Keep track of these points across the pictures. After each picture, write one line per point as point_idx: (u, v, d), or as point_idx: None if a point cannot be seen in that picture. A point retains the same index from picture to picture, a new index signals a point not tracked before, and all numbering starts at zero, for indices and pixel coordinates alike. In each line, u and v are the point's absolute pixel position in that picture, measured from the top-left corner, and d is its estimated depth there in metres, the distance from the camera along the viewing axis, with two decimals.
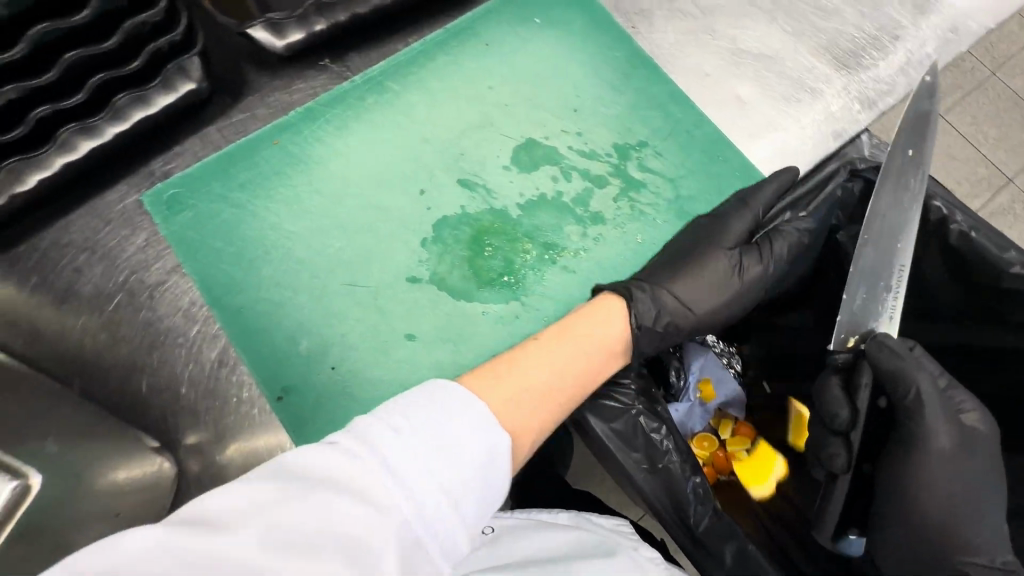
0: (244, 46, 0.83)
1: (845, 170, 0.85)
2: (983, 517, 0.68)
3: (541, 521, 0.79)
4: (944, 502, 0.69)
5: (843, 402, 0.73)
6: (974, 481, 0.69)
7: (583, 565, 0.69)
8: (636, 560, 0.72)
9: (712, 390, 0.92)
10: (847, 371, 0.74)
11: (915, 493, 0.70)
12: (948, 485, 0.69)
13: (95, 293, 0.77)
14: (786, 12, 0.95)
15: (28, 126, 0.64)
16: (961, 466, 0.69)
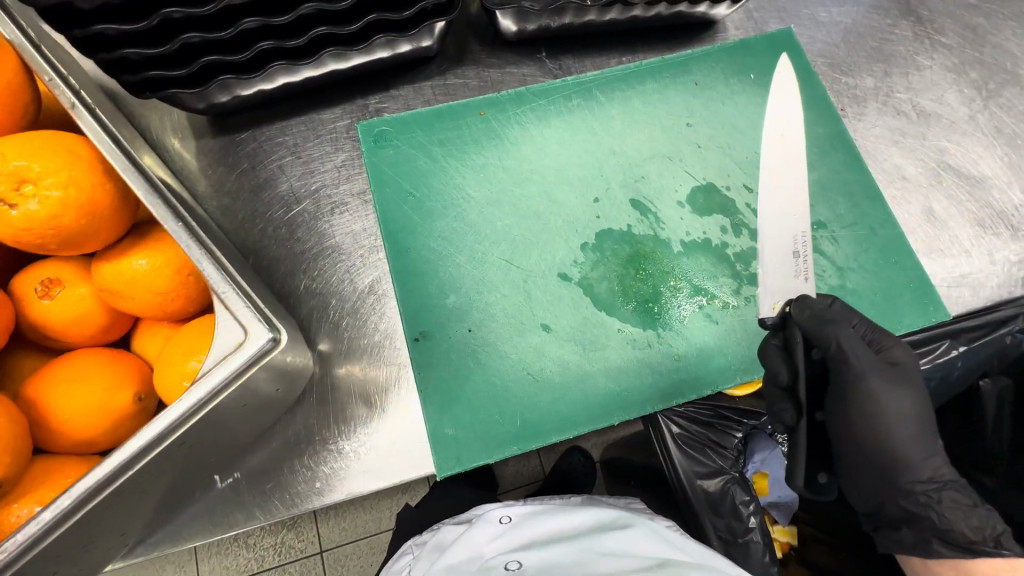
0: (478, 23, 0.93)
1: (1022, 322, 0.82)
2: (929, 445, 0.75)
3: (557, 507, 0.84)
4: (889, 436, 0.73)
5: (784, 361, 0.68)
6: (913, 416, 0.74)
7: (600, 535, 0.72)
8: (654, 529, 0.74)
9: (764, 485, 0.97)
10: (775, 332, 0.70)
11: (856, 428, 0.73)
12: (895, 423, 0.73)
13: (289, 192, 0.86)
14: (1009, 142, 0.91)
15: (308, 40, 0.73)
16: (888, 393, 0.72)
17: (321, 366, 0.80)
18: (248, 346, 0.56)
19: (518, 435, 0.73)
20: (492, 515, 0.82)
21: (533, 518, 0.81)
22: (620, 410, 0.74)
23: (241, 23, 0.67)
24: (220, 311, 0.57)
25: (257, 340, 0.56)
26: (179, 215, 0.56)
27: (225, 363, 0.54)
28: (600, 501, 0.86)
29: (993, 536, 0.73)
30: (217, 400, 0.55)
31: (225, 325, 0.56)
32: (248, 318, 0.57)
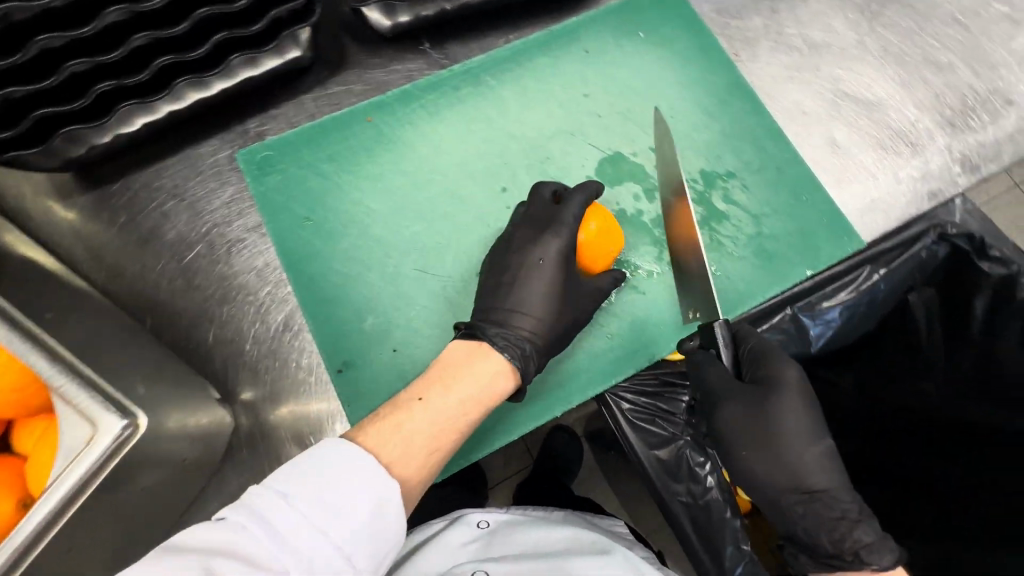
0: (348, 20, 0.85)
1: (934, 234, 0.84)
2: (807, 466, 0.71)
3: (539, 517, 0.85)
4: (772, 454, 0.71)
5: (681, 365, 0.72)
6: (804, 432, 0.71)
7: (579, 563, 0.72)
8: (630, 559, 0.74)
9: None
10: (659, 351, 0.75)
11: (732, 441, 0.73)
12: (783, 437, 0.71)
13: (178, 239, 0.79)
14: (896, 61, 0.90)
15: (150, 72, 0.66)
16: (763, 412, 0.71)
17: (249, 417, 0.75)
18: (101, 439, 0.51)
19: (464, 447, 0.73)
20: (471, 518, 0.83)
21: (512, 527, 0.82)
22: (562, 401, 0.75)
23: (66, 66, 0.60)
24: (61, 407, 0.52)
25: (111, 430, 0.52)
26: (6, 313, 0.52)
27: (76, 463, 0.50)
28: (579, 516, 0.87)
29: (852, 550, 0.69)
30: (81, 500, 0.50)
31: (68, 421, 0.51)
32: (95, 408, 0.52)
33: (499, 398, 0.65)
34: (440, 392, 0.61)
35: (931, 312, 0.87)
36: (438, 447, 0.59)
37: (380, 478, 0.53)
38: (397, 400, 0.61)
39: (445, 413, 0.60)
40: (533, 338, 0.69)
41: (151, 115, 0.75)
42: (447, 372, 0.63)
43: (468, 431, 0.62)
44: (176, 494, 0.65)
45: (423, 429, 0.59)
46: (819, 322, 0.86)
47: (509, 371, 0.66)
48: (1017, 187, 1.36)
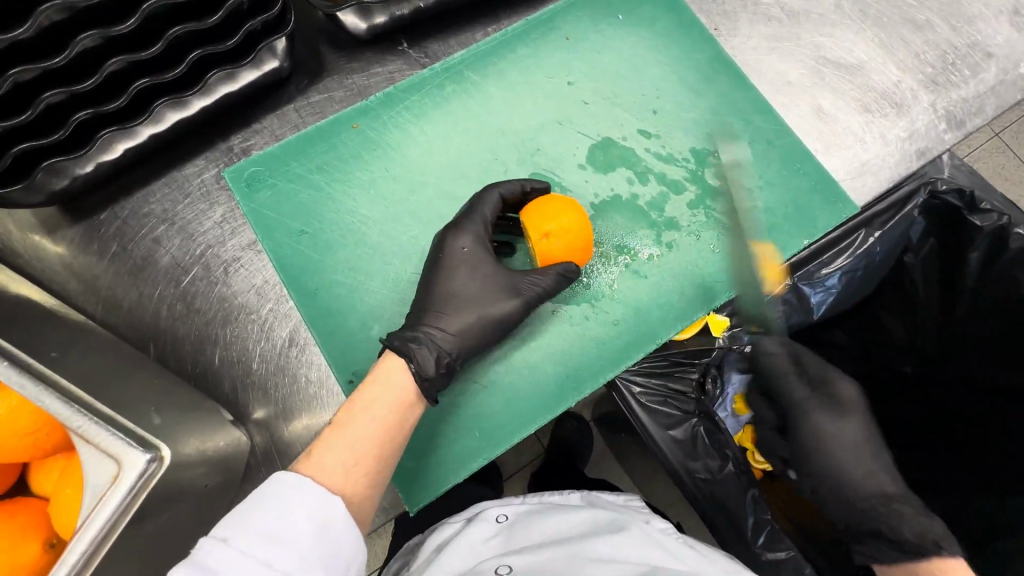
0: (322, 28, 0.83)
1: (925, 193, 0.83)
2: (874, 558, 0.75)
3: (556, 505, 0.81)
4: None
5: None
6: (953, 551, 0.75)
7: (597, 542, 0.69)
8: (646, 531, 0.72)
9: None
10: None
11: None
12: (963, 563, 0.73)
13: (172, 263, 0.78)
14: (875, 23, 0.89)
15: (128, 97, 0.65)
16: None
17: (263, 434, 0.75)
18: (125, 477, 0.51)
19: (479, 446, 0.74)
20: (489, 513, 0.80)
21: (531, 516, 0.78)
22: (573, 391, 0.75)
23: (42, 98, 0.59)
24: (80, 446, 0.51)
25: (135, 466, 0.51)
26: (20, 363, 0.52)
27: (103, 503, 0.49)
28: (600, 499, 0.83)
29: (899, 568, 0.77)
30: (115, 535, 0.50)
31: (92, 460, 0.51)
32: (116, 444, 0.51)
33: (414, 404, 0.64)
34: (349, 417, 0.60)
35: (929, 266, 0.87)
36: (364, 468, 0.58)
37: (310, 507, 0.53)
38: (312, 437, 0.59)
39: (360, 435, 0.59)
40: (445, 337, 0.69)
41: (133, 140, 0.74)
42: (353, 396, 0.62)
43: (392, 447, 0.61)
44: (201, 522, 0.65)
45: (343, 451, 0.58)
46: (819, 289, 0.86)
47: (406, 373, 0.65)
48: (997, 137, 1.38)
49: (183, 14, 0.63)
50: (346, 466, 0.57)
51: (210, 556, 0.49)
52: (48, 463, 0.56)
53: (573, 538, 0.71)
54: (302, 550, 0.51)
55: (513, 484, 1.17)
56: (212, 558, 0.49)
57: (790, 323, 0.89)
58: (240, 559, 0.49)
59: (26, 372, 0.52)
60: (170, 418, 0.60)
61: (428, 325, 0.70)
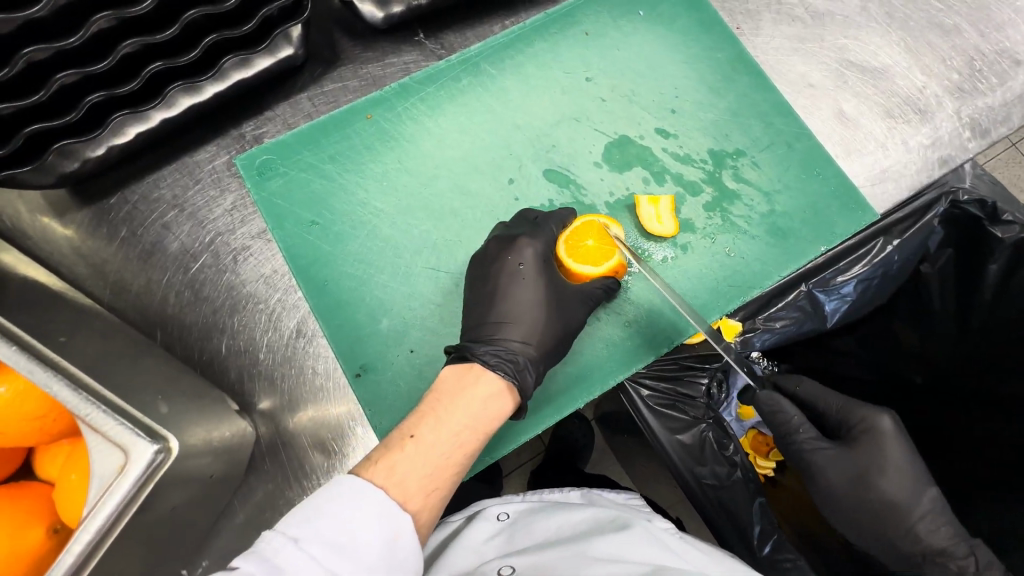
0: (339, 15, 0.81)
1: (946, 203, 0.81)
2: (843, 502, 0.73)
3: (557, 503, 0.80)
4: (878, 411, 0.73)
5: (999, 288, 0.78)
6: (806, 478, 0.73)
7: (600, 539, 0.67)
8: (651, 530, 0.70)
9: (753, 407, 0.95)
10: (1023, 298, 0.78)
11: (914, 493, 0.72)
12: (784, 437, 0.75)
13: (181, 250, 0.77)
14: (901, 27, 0.87)
15: (142, 81, 0.64)
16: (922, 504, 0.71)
17: (268, 425, 0.75)
18: (132, 468, 0.50)
19: (484, 445, 0.73)
20: (490, 512, 0.79)
21: (532, 514, 0.78)
22: (583, 392, 0.75)
23: (56, 79, 0.59)
24: (90, 435, 0.50)
25: (143, 457, 0.51)
26: (29, 348, 0.51)
27: (110, 493, 0.49)
28: (601, 497, 0.82)
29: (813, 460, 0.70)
30: (120, 527, 0.50)
31: (98, 448, 0.50)
32: (123, 434, 0.51)
33: (496, 423, 0.63)
34: (433, 427, 0.59)
35: (946, 277, 0.85)
36: (438, 484, 0.57)
37: (383, 519, 0.51)
38: (389, 440, 0.58)
39: (443, 449, 0.58)
40: (527, 349, 0.69)
41: (145, 125, 0.72)
42: (440, 404, 0.61)
43: (465, 464, 0.60)
44: (204, 511, 0.65)
45: (422, 466, 0.56)
46: (833, 296, 0.85)
47: (503, 392, 0.64)
48: (1016, 147, 1.35)
49: None
50: (422, 479, 0.56)
51: (277, 555, 0.47)
52: (53, 448, 0.56)
53: (575, 537, 0.70)
54: (369, 564, 0.49)
55: (515, 480, 1.16)
56: (279, 558, 0.47)
57: (801, 331, 0.87)
58: (304, 565, 0.47)
59: (30, 354, 0.51)
60: (181, 407, 0.59)
61: (508, 340, 0.69)
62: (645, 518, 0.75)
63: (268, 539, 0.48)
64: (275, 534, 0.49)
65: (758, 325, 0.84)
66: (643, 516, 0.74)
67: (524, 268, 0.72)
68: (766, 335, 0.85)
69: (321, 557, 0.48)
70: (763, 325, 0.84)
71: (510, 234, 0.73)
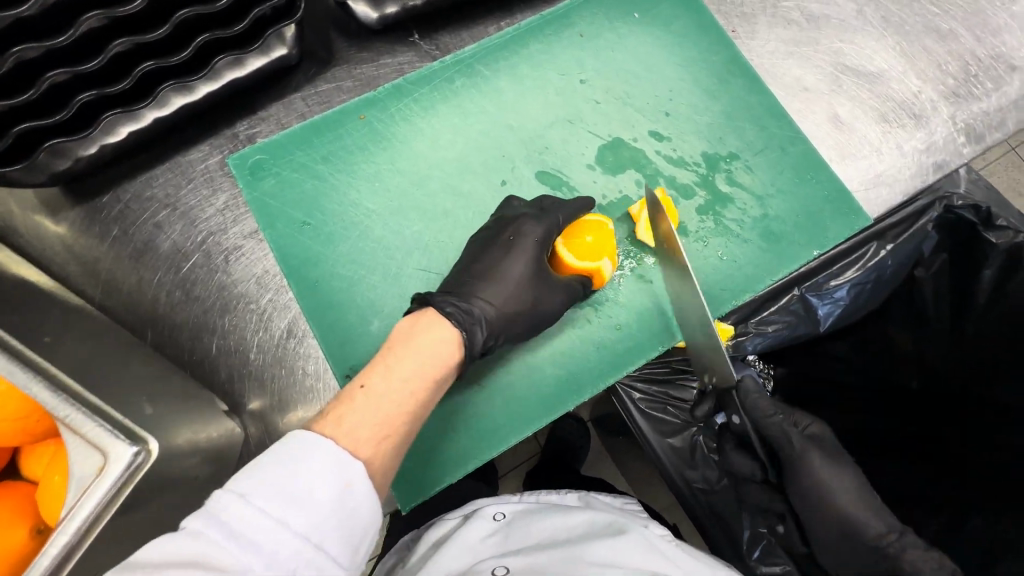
0: (333, 15, 0.81)
1: (939, 209, 0.81)
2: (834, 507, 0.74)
3: (554, 506, 0.79)
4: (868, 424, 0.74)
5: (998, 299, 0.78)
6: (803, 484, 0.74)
7: (595, 544, 0.67)
8: (647, 537, 0.69)
9: None
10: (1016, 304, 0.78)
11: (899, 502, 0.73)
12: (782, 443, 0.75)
13: (173, 249, 0.77)
14: (897, 31, 0.87)
15: (133, 80, 0.64)
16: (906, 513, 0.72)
17: (258, 426, 0.74)
18: (110, 469, 0.50)
19: (475, 447, 0.73)
20: (486, 511, 0.78)
21: (528, 515, 0.77)
22: (570, 394, 0.75)
23: (47, 77, 0.59)
24: (68, 436, 0.51)
25: (121, 458, 0.51)
26: (13, 350, 0.52)
27: (86, 496, 0.49)
28: (597, 500, 0.82)
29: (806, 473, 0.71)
30: (98, 530, 0.49)
31: (77, 450, 0.50)
32: (102, 436, 0.51)
33: (446, 369, 0.62)
34: (382, 376, 0.58)
35: (940, 282, 0.85)
36: (387, 430, 0.56)
37: (333, 465, 0.49)
38: (339, 393, 0.58)
39: (392, 396, 0.57)
40: (488, 307, 0.69)
41: (137, 124, 0.72)
42: (388, 354, 0.61)
43: (417, 413, 0.59)
44: (192, 511, 0.65)
45: (370, 411, 0.55)
46: (827, 301, 0.84)
47: (452, 338, 0.64)
48: (1014, 152, 1.35)
49: None
50: (373, 426, 0.55)
51: (227, 511, 0.45)
52: (38, 449, 0.55)
53: (569, 541, 0.69)
54: (322, 513, 0.47)
55: (509, 482, 1.16)
56: (228, 513, 0.45)
57: (795, 335, 0.87)
58: (254, 518, 0.45)
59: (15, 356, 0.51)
60: (168, 409, 0.59)
61: (471, 296, 0.69)
62: (642, 522, 0.74)
63: (216, 497, 0.46)
64: (224, 493, 0.46)
65: (751, 329, 0.84)
66: (639, 522, 0.73)
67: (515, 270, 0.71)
68: (759, 338, 0.85)
69: (272, 511, 0.46)
70: (755, 330, 0.85)
71: (508, 215, 0.74)
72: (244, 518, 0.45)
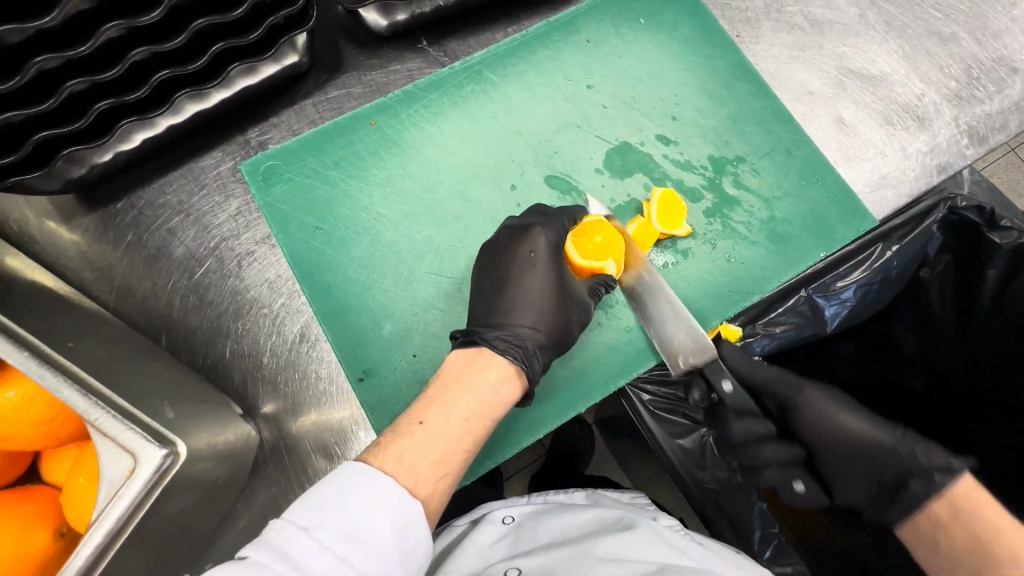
0: (343, 23, 0.82)
1: (944, 209, 0.81)
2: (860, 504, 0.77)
3: (562, 504, 0.80)
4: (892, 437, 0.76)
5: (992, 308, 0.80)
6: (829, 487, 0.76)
7: (603, 541, 0.66)
8: (656, 530, 0.69)
9: None
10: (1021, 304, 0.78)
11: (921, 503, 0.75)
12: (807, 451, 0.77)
13: (186, 254, 0.78)
14: (900, 35, 0.88)
15: (150, 88, 0.65)
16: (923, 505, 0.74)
17: (271, 428, 0.75)
18: (141, 472, 0.51)
19: (486, 449, 0.74)
20: (495, 516, 0.79)
21: (538, 517, 0.77)
22: (583, 396, 0.76)
23: (67, 86, 0.59)
24: (98, 438, 0.51)
25: (151, 461, 0.51)
26: (38, 352, 0.51)
27: (120, 496, 0.49)
28: (605, 498, 0.82)
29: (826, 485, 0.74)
30: (128, 532, 0.50)
31: (110, 453, 0.51)
32: (134, 439, 0.51)
33: (505, 407, 0.63)
34: (441, 413, 0.59)
35: (946, 281, 0.85)
36: (447, 469, 0.56)
37: (394, 506, 0.51)
38: (397, 425, 0.58)
39: (451, 433, 0.58)
40: (535, 335, 0.70)
41: (152, 131, 0.73)
42: (447, 389, 0.61)
43: (472, 449, 0.59)
44: (210, 514, 0.66)
45: (431, 451, 0.56)
46: (834, 302, 0.85)
47: (511, 376, 0.65)
48: (1014, 152, 1.36)
49: (207, 6, 0.63)
50: (432, 464, 0.56)
51: (288, 543, 0.46)
52: (60, 452, 0.56)
53: (577, 538, 0.70)
54: (382, 552, 0.49)
55: (517, 484, 1.17)
56: (291, 546, 0.46)
57: (802, 337, 0.88)
58: (317, 552, 0.47)
59: (37, 358, 0.51)
60: (185, 414, 0.60)
61: (516, 325, 0.70)
62: (651, 517, 0.75)
63: (276, 527, 0.48)
64: (286, 524, 0.48)
65: (758, 330, 0.84)
66: (648, 517, 0.73)
67: (534, 272, 0.72)
68: (766, 340, 0.85)
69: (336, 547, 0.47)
70: (763, 331, 0.85)
71: (522, 224, 0.74)
72: (309, 553, 0.46)
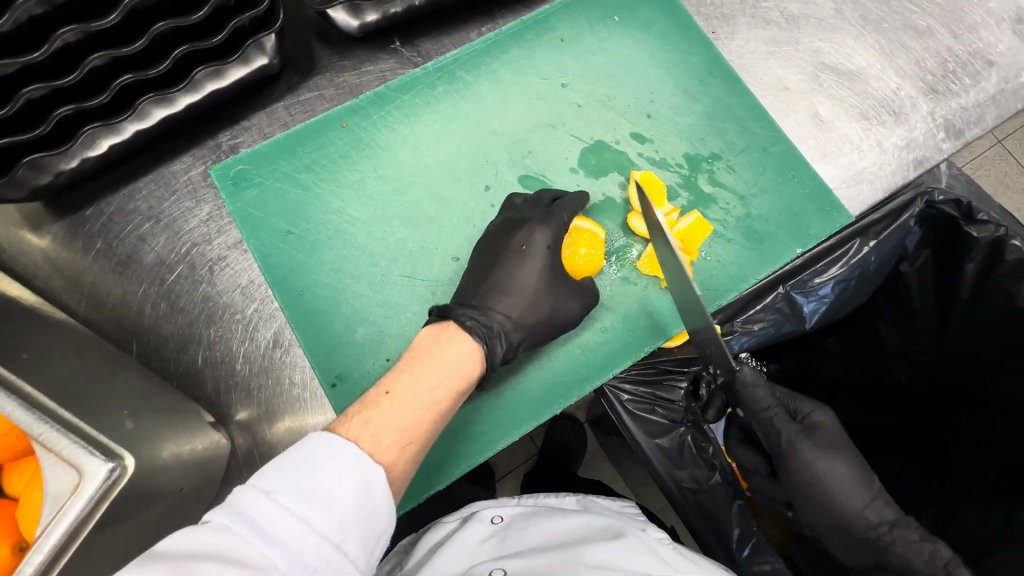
0: (313, 23, 0.81)
1: (920, 204, 0.81)
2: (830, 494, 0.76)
3: (553, 508, 0.79)
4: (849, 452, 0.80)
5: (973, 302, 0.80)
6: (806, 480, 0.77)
7: (592, 548, 0.65)
8: (645, 542, 0.68)
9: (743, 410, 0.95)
10: (1001, 298, 0.78)
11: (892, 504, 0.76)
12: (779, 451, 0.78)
13: (157, 261, 0.77)
14: (875, 29, 0.87)
15: (112, 93, 0.64)
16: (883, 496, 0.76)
17: (245, 436, 0.74)
18: (85, 488, 0.49)
19: (462, 452, 0.74)
20: (483, 514, 0.78)
21: (526, 519, 0.76)
22: (558, 398, 0.75)
23: (23, 92, 0.58)
24: (42, 455, 0.50)
25: (95, 476, 0.50)
26: None
27: (63, 513, 0.48)
28: (596, 504, 0.81)
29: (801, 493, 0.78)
30: (73, 547, 0.49)
31: (53, 469, 0.50)
32: (77, 453, 0.50)
33: (470, 380, 0.63)
34: (408, 384, 0.59)
35: (925, 276, 0.85)
36: (412, 436, 0.56)
37: (356, 469, 0.50)
38: (364, 398, 0.58)
39: (417, 402, 0.58)
40: (506, 320, 0.70)
41: (120, 136, 0.72)
42: (413, 362, 0.61)
43: (440, 420, 0.59)
44: (181, 523, 0.65)
45: (396, 418, 0.56)
46: (812, 298, 0.84)
47: (477, 352, 0.65)
48: (999, 144, 1.36)
49: (168, 9, 0.62)
50: (397, 433, 0.55)
51: (251, 507, 0.45)
52: (19, 465, 0.55)
53: (566, 544, 0.68)
54: (341, 517, 0.47)
55: (505, 484, 1.16)
56: (253, 509, 0.45)
57: (780, 333, 0.88)
58: (279, 516, 0.46)
59: None
60: (149, 425, 0.59)
61: (492, 312, 0.70)
62: (638, 524, 0.73)
63: (240, 491, 0.47)
64: (248, 486, 0.47)
65: (737, 328, 0.83)
66: (637, 527, 0.72)
67: (522, 267, 0.73)
68: (745, 337, 0.85)
69: (294, 509, 0.46)
70: (741, 328, 0.84)
71: (508, 226, 0.74)
72: (267, 517, 0.45)
